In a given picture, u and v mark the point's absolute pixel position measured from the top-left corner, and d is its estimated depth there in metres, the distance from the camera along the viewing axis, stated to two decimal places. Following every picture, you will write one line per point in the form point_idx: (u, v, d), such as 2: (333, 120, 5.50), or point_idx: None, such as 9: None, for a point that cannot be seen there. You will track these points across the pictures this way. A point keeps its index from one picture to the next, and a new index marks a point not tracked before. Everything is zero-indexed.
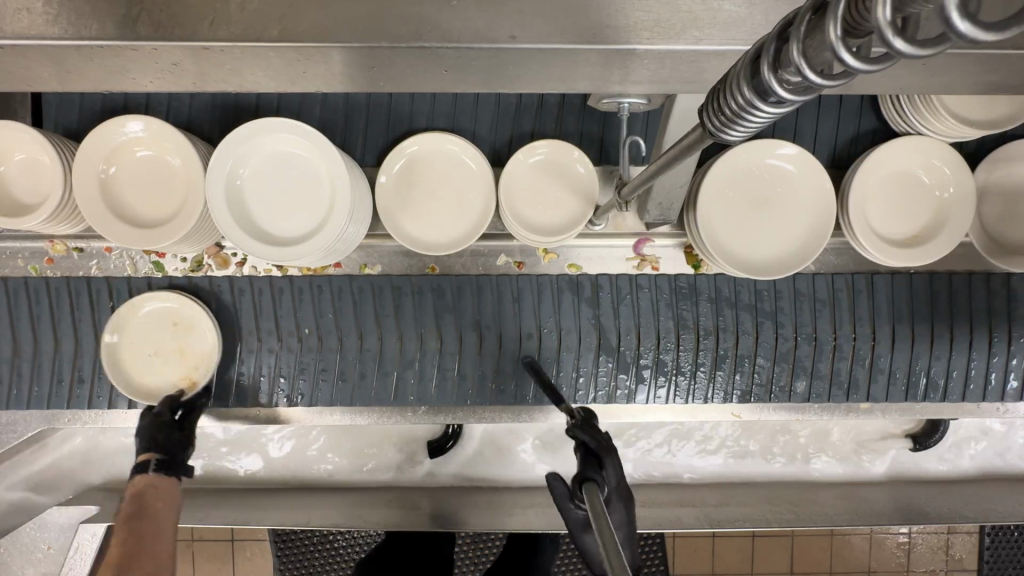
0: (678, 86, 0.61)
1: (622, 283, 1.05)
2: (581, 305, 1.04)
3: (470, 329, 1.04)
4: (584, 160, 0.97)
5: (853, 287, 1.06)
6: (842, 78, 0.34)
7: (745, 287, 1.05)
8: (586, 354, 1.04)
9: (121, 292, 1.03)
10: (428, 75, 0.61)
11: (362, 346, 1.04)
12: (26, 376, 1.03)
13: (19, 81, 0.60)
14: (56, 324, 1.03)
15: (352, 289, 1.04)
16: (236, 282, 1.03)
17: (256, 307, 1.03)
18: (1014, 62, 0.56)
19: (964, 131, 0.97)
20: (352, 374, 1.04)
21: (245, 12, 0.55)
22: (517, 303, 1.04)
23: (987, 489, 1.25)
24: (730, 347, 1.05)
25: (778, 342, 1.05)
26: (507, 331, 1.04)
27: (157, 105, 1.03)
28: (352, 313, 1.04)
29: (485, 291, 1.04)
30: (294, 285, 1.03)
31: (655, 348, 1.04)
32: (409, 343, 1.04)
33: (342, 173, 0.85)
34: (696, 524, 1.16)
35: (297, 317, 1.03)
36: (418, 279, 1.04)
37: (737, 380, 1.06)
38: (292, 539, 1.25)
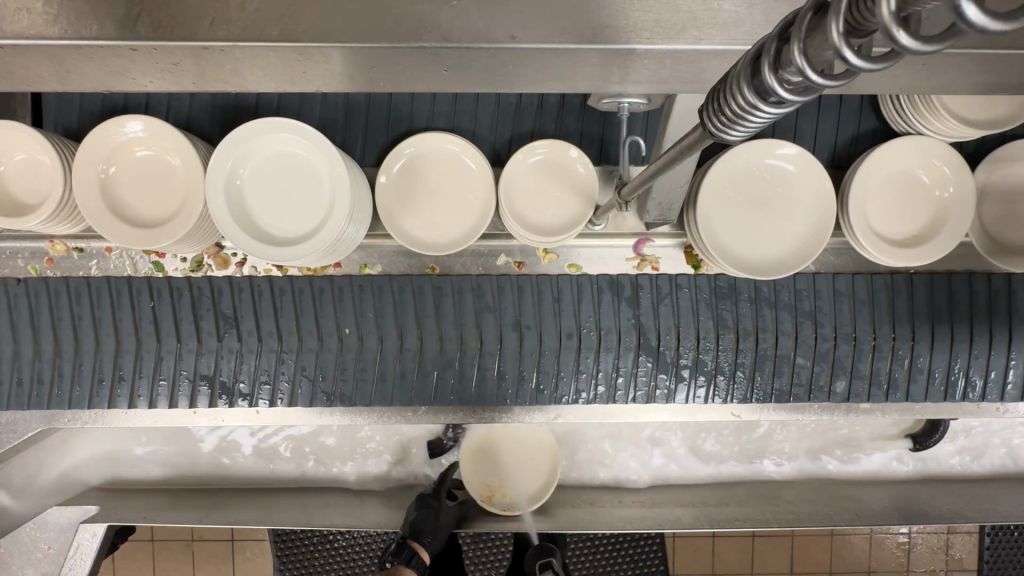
0: (678, 86, 0.61)
1: (662, 283, 1.04)
2: (621, 305, 1.04)
3: (510, 329, 1.03)
4: (584, 160, 0.97)
5: (892, 287, 1.06)
6: (844, 78, 0.34)
7: (785, 287, 1.05)
8: (626, 354, 1.03)
9: (162, 292, 1.02)
10: (429, 76, 0.61)
11: (403, 347, 1.03)
12: (26, 377, 1.03)
13: (19, 81, 0.60)
14: (98, 324, 1.02)
15: (393, 289, 1.04)
16: (276, 282, 1.03)
17: (297, 307, 1.03)
18: (1011, 63, 0.56)
19: (964, 131, 0.97)
20: (393, 373, 1.04)
21: (245, 12, 0.55)
22: (557, 303, 1.04)
23: (987, 489, 1.25)
24: (769, 347, 1.04)
25: (817, 341, 1.05)
26: (547, 331, 1.03)
27: (157, 105, 1.03)
28: (392, 312, 1.03)
29: (526, 291, 1.04)
30: (335, 285, 1.03)
31: (694, 348, 1.04)
32: (449, 343, 1.03)
33: (342, 173, 0.85)
34: (695, 524, 1.16)
35: (338, 317, 1.03)
36: (458, 279, 1.04)
37: (776, 382, 1.06)
38: (292, 539, 1.27)
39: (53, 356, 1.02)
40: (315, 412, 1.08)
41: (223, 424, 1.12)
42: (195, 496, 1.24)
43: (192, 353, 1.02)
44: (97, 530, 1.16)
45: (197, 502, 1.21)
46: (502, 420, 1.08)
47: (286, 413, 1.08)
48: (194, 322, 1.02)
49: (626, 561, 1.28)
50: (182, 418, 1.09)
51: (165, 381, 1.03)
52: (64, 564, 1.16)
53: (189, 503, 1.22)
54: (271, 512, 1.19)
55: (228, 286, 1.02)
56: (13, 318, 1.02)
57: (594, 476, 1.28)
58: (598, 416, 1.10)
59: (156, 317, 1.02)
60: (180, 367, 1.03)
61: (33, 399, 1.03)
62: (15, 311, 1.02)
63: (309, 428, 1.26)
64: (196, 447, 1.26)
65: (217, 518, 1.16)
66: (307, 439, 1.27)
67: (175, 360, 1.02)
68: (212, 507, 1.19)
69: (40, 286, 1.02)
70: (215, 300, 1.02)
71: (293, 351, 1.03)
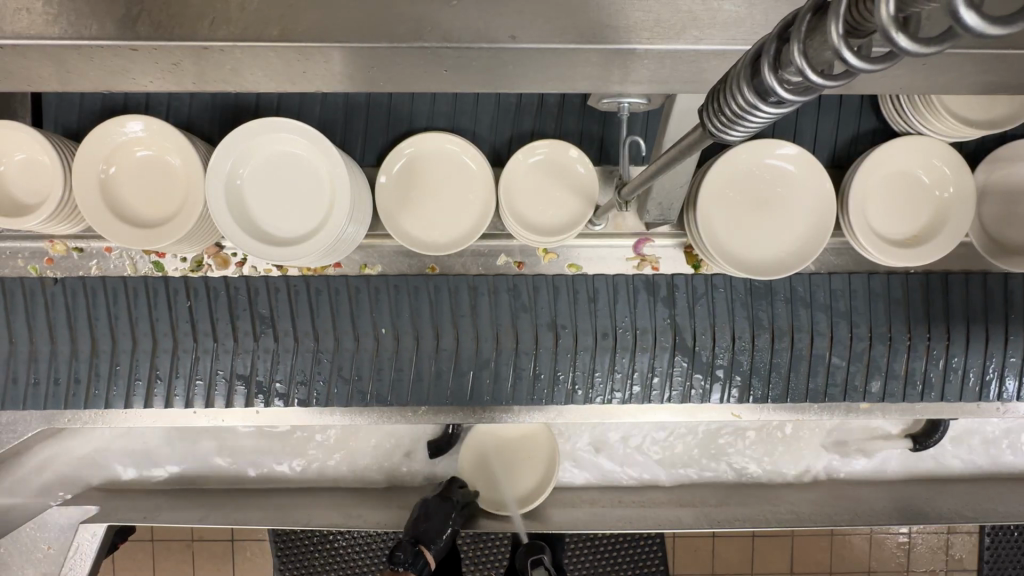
0: (678, 86, 0.61)
1: (697, 283, 1.04)
2: (657, 305, 1.04)
3: (546, 329, 1.03)
4: (584, 160, 0.97)
5: (927, 286, 1.06)
6: (843, 78, 0.34)
7: (820, 287, 1.05)
8: (662, 354, 1.04)
9: (199, 292, 1.02)
10: (429, 76, 0.61)
11: (439, 347, 1.03)
12: (58, 376, 1.03)
13: (20, 81, 0.60)
14: (135, 324, 1.02)
15: (429, 289, 1.04)
16: (312, 282, 1.03)
17: (334, 308, 1.03)
18: (1011, 63, 0.56)
19: (964, 131, 0.97)
20: (428, 373, 1.04)
21: (245, 12, 0.55)
22: (592, 304, 1.04)
23: (988, 488, 1.25)
24: (805, 347, 1.05)
25: (852, 341, 1.05)
26: (582, 331, 1.03)
27: (157, 105, 1.03)
28: (427, 312, 1.03)
29: (561, 291, 1.04)
30: (370, 285, 1.03)
31: (729, 348, 1.04)
32: (485, 343, 1.03)
33: (342, 173, 0.85)
34: (695, 524, 1.16)
35: (375, 317, 1.03)
36: (495, 279, 1.04)
37: (811, 382, 1.06)
38: (292, 539, 1.27)
39: (56, 356, 1.02)
40: (314, 412, 1.08)
41: (223, 424, 1.12)
42: (194, 495, 1.24)
43: (229, 353, 1.02)
44: (98, 530, 1.15)
45: (196, 502, 1.21)
46: (502, 420, 1.08)
47: (287, 412, 1.08)
48: (231, 322, 1.02)
49: (626, 561, 1.28)
50: (182, 418, 1.09)
51: (202, 381, 1.03)
52: (64, 564, 1.16)
53: (187, 503, 1.22)
54: (270, 511, 1.19)
55: (265, 286, 1.02)
56: (50, 318, 1.02)
57: (594, 476, 1.28)
58: (598, 416, 1.10)
59: (193, 317, 1.02)
60: (217, 367, 1.03)
61: (35, 399, 1.03)
62: (53, 311, 1.02)
63: (309, 429, 1.26)
64: (197, 447, 1.26)
65: (217, 518, 1.16)
66: (308, 439, 1.27)
67: (212, 360, 1.03)
68: (212, 507, 1.20)
69: (77, 285, 1.02)
70: (251, 300, 1.02)
71: (329, 351, 1.03)
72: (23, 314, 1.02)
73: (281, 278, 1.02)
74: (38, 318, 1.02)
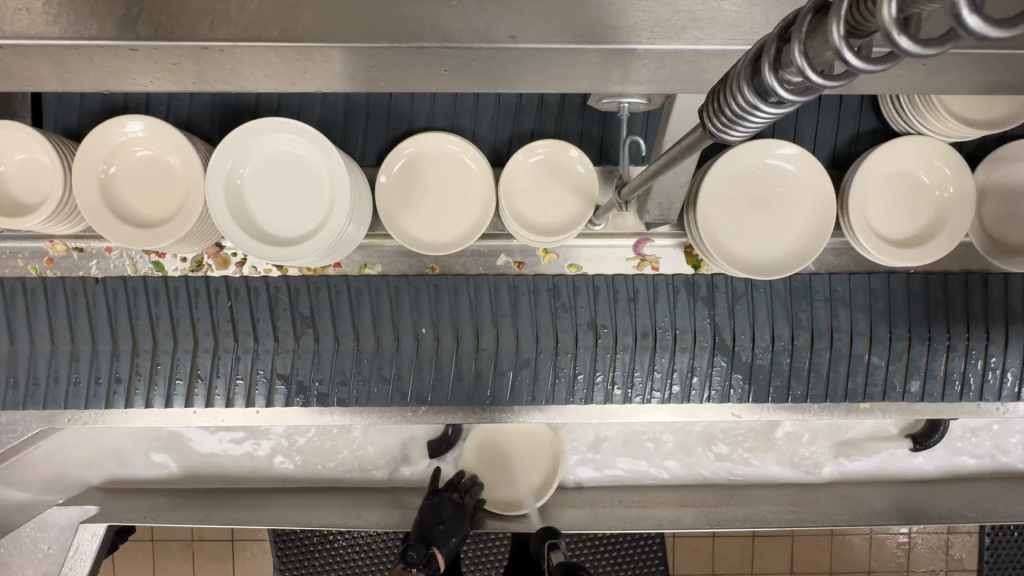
0: (678, 86, 0.61)
1: (737, 283, 1.04)
2: (697, 305, 1.04)
3: (586, 329, 1.03)
4: (584, 160, 0.97)
5: (967, 285, 1.06)
6: (843, 78, 0.34)
7: (859, 287, 1.06)
8: (701, 353, 1.04)
9: (240, 292, 1.02)
10: (429, 76, 0.61)
11: (479, 346, 1.03)
12: (99, 375, 1.02)
13: (20, 81, 0.60)
14: (175, 323, 1.02)
15: (469, 288, 1.04)
16: (353, 282, 1.03)
17: (374, 308, 1.03)
18: (1012, 63, 0.56)
19: (965, 131, 0.97)
20: (468, 373, 1.04)
21: (245, 12, 0.55)
22: (632, 303, 1.04)
23: (988, 488, 1.25)
24: (845, 347, 1.05)
25: (892, 341, 1.05)
26: (622, 331, 1.03)
27: (157, 105, 1.03)
28: (468, 312, 1.03)
29: (601, 291, 1.04)
30: (411, 284, 1.03)
31: (768, 349, 1.05)
32: (525, 343, 1.03)
33: (342, 173, 0.85)
34: (695, 524, 1.16)
35: (415, 317, 1.03)
36: (535, 279, 1.04)
37: (850, 382, 1.06)
38: (292, 539, 1.27)
39: (59, 356, 1.02)
40: (314, 412, 1.08)
41: (222, 424, 1.12)
42: (194, 495, 1.24)
43: (269, 353, 1.03)
44: (98, 530, 1.16)
45: (196, 502, 1.21)
46: (501, 420, 1.09)
47: (286, 413, 1.08)
48: (271, 322, 1.02)
49: (627, 561, 1.28)
50: (182, 419, 1.09)
51: (243, 380, 1.03)
52: (64, 564, 1.16)
53: (187, 503, 1.22)
54: (269, 511, 1.19)
55: (306, 286, 1.02)
56: (91, 317, 1.02)
57: (594, 476, 1.28)
58: (599, 417, 1.10)
59: (234, 316, 1.02)
60: (257, 367, 1.03)
61: (39, 400, 1.03)
62: (94, 310, 1.02)
63: (308, 430, 1.26)
64: (197, 446, 1.26)
65: (217, 518, 1.17)
66: (308, 440, 1.27)
67: (252, 359, 1.03)
68: (212, 507, 1.20)
69: (119, 286, 1.02)
70: (291, 300, 1.02)
71: (369, 351, 1.03)
72: (65, 314, 1.02)
73: (283, 279, 1.02)
74: (80, 318, 1.02)
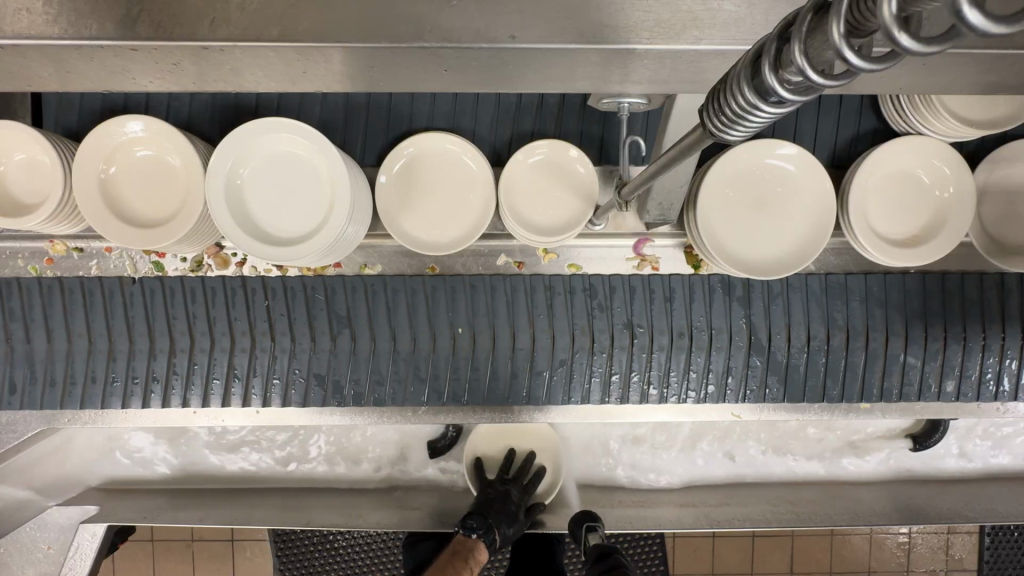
0: (678, 85, 0.61)
1: (773, 283, 1.05)
2: (732, 305, 1.05)
3: (622, 328, 1.04)
4: (584, 161, 0.97)
5: (1003, 286, 1.07)
6: (843, 77, 0.34)
7: (893, 287, 1.06)
8: (737, 353, 1.05)
9: (277, 292, 1.03)
10: (430, 76, 0.61)
11: (515, 346, 1.04)
12: (136, 374, 1.03)
13: (20, 81, 0.60)
14: (212, 322, 1.03)
15: (506, 288, 1.05)
16: (390, 282, 1.04)
17: (411, 308, 1.04)
18: (1012, 63, 0.56)
19: (965, 131, 0.97)
20: (504, 373, 1.04)
21: (245, 12, 0.55)
22: (668, 303, 1.05)
23: (988, 488, 1.25)
24: (880, 347, 1.06)
25: (927, 341, 1.06)
26: (658, 330, 1.04)
27: (157, 105, 1.03)
28: (505, 312, 1.04)
29: (637, 291, 1.05)
30: (448, 284, 1.04)
31: (804, 348, 1.06)
32: (563, 342, 1.04)
33: (342, 172, 0.85)
34: (695, 524, 1.16)
35: (451, 316, 1.04)
36: (571, 279, 1.05)
37: (885, 381, 1.07)
38: (292, 539, 1.27)
39: (60, 355, 1.03)
40: (314, 412, 1.08)
41: (223, 424, 1.12)
42: (193, 496, 1.24)
43: (308, 353, 1.04)
44: (98, 530, 1.15)
45: (196, 502, 1.21)
46: (501, 420, 1.09)
47: (286, 414, 1.08)
48: (309, 322, 1.03)
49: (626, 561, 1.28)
50: (182, 419, 1.09)
51: (279, 380, 1.04)
52: (64, 564, 1.16)
53: (187, 503, 1.22)
54: (269, 511, 1.19)
55: (342, 286, 1.04)
56: (129, 316, 1.03)
57: (594, 475, 1.28)
58: (600, 417, 1.10)
59: (271, 317, 1.03)
60: (295, 367, 1.04)
61: (44, 400, 1.04)
62: (131, 309, 1.03)
63: (309, 430, 1.26)
64: (196, 446, 1.26)
65: (216, 517, 1.17)
66: (308, 440, 1.27)
67: (290, 359, 1.04)
68: (211, 507, 1.20)
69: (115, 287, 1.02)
70: (329, 300, 1.04)
71: (407, 351, 1.04)
72: (102, 313, 1.03)
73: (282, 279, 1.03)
74: (117, 318, 1.03)
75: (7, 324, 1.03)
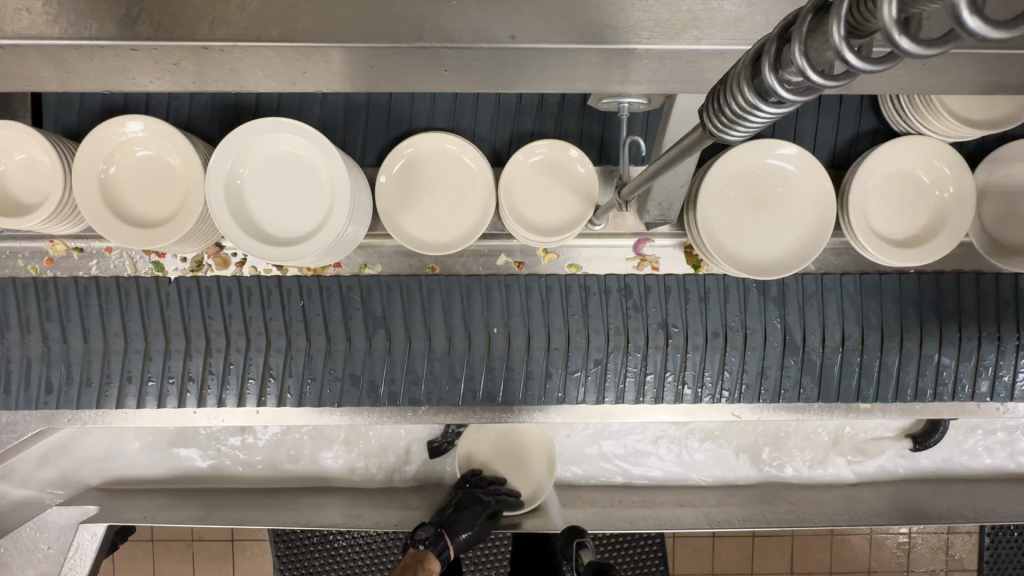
0: (678, 85, 0.61)
1: (807, 283, 1.05)
2: (768, 305, 1.05)
3: (657, 328, 1.04)
4: (584, 160, 0.97)
5: None
6: (843, 78, 0.34)
7: (928, 286, 1.06)
8: (772, 353, 1.05)
9: (312, 292, 1.03)
10: (430, 76, 0.61)
11: (550, 345, 1.03)
12: (171, 374, 1.03)
13: (20, 80, 0.60)
14: (248, 322, 1.03)
15: (541, 287, 1.04)
16: (425, 281, 1.04)
17: (446, 308, 1.04)
18: (1012, 63, 0.56)
19: (965, 130, 0.97)
20: (539, 373, 1.05)
21: (245, 12, 0.55)
22: (704, 304, 1.04)
23: (988, 488, 1.25)
24: (915, 347, 1.06)
25: (962, 341, 1.06)
26: (693, 330, 1.04)
27: (157, 105, 1.03)
28: (540, 312, 1.04)
29: (672, 292, 1.05)
30: (484, 282, 1.04)
31: (838, 349, 1.06)
32: (598, 342, 1.03)
33: (342, 172, 0.85)
34: (696, 524, 1.16)
35: (486, 316, 1.04)
36: (606, 279, 1.04)
37: (920, 381, 1.07)
38: (292, 539, 1.27)
39: (62, 355, 1.03)
40: (315, 412, 1.08)
41: (222, 424, 1.12)
42: (192, 496, 1.24)
43: (343, 353, 1.04)
44: (98, 530, 1.15)
45: (194, 502, 1.21)
46: (501, 420, 1.09)
47: (286, 414, 1.08)
48: (344, 322, 1.03)
49: (627, 560, 1.28)
50: (183, 419, 1.09)
51: (314, 381, 1.04)
52: (64, 564, 1.15)
53: (186, 503, 1.22)
54: (267, 511, 1.19)
55: (377, 285, 1.04)
56: (164, 317, 1.02)
57: (593, 475, 1.28)
58: (601, 417, 1.10)
59: (305, 316, 1.03)
60: (331, 368, 1.04)
61: (46, 400, 1.04)
62: (167, 309, 1.02)
63: (309, 430, 1.26)
64: (195, 446, 1.26)
65: (214, 517, 1.17)
66: (308, 439, 1.27)
67: (325, 359, 1.04)
68: (210, 507, 1.20)
69: (121, 287, 1.02)
70: (364, 300, 1.03)
71: (441, 351, 1.04)
72: (139, 313, 1.02)
73: (308, 278, 1.03)
74: (153, 317, 1.02)
75: (43, 324, 1.02)
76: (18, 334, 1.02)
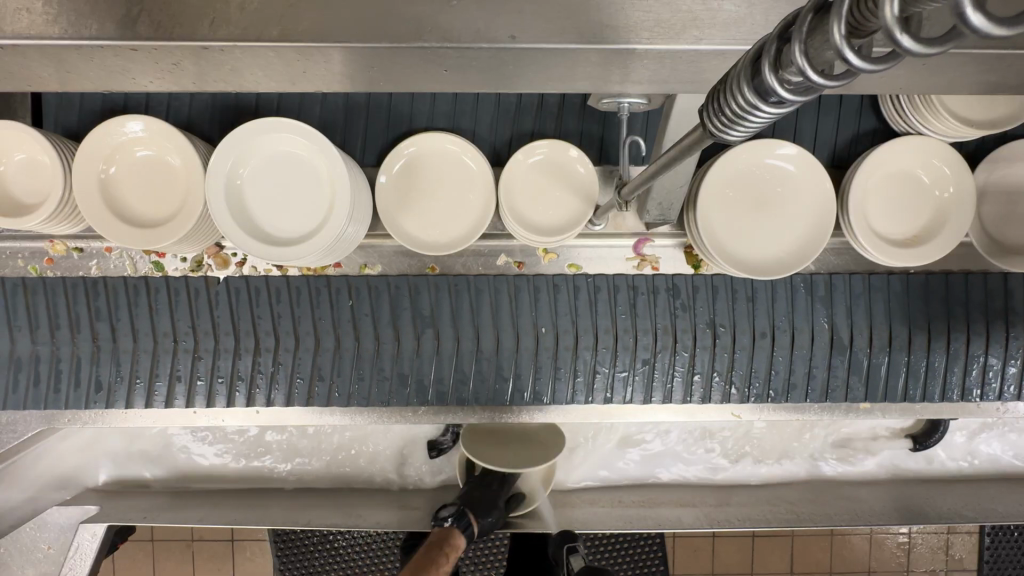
0: (678, 85, 0.61)
1: (854, 282, 1.06)
2: (815, 305, 1.05)
3: (705, 327, 1.04)
4: (584, 161, 0.97)
5: None
6: (843, 78, 0.34)
7: (976, 286, 1.06)
8: (820, 353, 1.06)
9: (361, 292, 1.04)
10: (431, 76, 0.61)
11: (599, 345, 1.04)
12: (221, 374, 1.04)
13: (20, 80, 0.60)
14: (297, 322, 1.03)
15: (590, 287, 1.05)
16: (474, 281, 1.05)
17: (495, 307, 1.04)
18: (1011, 63, 0.56)
19: (965, 131, 0.97)
20: (587, 373, 1.05)
21: (245, 12, 0.55)
22: (751, 303, 1.05)
23: (988, 488, 1.25)
24: (962, 346, 1.06)
25: (1010, 341, 1.06)
26: (740, 329, 1.05)
27: (157, 105, 1.03)
28: (588, 312, 1.04)
29: (720, 291, 1.05)
30: (533, 283, 1.05)
31: (885, 348, 1.06)
32: (646, 342, 1.04)
33: (342, 173, 0.85)
34: (696, 524, 1.16)
35: (535, 317, 1.04)
36: (654, 279, 1.05)
37: (967, 380, 1.08)
38: (292, 539, 1.27)
39: (67, 356, 1.03)
40: (315, 412, 1.08)
41: (223, 424, 1.12)
42: (192, 496, 1.24)
43: (392, 353, 1.04)
44: (98, 530, 1.15)
45: (194, 503, 1.21)
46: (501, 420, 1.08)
47: (286, 413, 1.08)
48: (393, 322, 1.04)
49: (626, 560, 1.28)
50: (183, 419, 1.09)
51: (363, 380, 1.05)
52: (64, 564, 1.15)
53: (185, 503, 1.22)
54: (267, 511, 1.19)
55: (426, 285, 1.04)
56: (214, 317, 1.03)
57: (593, 475, 1.28)
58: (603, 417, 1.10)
59: (354, 316, 1.03)
60: (381, 367, 1.04)
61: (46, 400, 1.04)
62: (217, 309, 1.03)
63: (308, 430, 1.26)
64: (195, 446, 1.26)
65: (213, 517, 1.17)
66: (307, 439, 1.27)
67: (375, 359, 1.04)
68: (209, 507, 1.20)
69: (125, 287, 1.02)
70: (413, 300, 1.04)
71: (489, 352, 1.04)
72: (188, 313, 1.03)
73: (357, 278, 1.04)
74: (203, 317, 1.03)
75: (93, 323, 1.03)
76: (22, 334, 1.03)
